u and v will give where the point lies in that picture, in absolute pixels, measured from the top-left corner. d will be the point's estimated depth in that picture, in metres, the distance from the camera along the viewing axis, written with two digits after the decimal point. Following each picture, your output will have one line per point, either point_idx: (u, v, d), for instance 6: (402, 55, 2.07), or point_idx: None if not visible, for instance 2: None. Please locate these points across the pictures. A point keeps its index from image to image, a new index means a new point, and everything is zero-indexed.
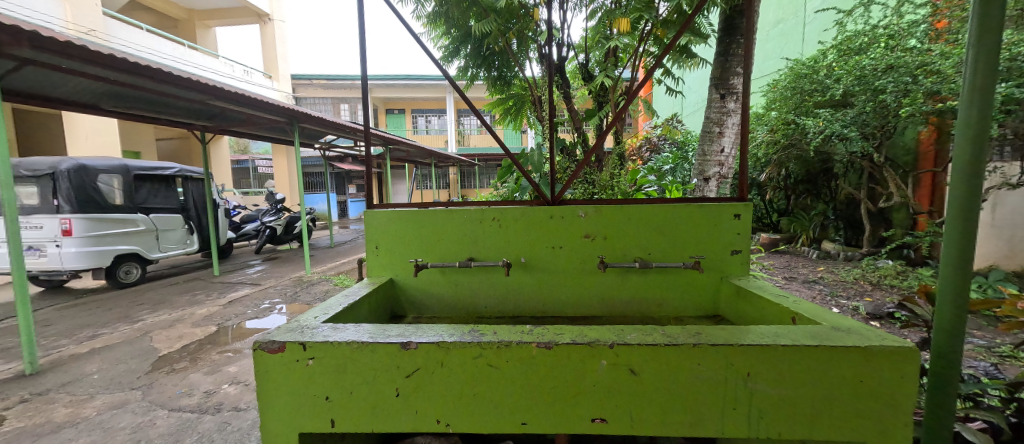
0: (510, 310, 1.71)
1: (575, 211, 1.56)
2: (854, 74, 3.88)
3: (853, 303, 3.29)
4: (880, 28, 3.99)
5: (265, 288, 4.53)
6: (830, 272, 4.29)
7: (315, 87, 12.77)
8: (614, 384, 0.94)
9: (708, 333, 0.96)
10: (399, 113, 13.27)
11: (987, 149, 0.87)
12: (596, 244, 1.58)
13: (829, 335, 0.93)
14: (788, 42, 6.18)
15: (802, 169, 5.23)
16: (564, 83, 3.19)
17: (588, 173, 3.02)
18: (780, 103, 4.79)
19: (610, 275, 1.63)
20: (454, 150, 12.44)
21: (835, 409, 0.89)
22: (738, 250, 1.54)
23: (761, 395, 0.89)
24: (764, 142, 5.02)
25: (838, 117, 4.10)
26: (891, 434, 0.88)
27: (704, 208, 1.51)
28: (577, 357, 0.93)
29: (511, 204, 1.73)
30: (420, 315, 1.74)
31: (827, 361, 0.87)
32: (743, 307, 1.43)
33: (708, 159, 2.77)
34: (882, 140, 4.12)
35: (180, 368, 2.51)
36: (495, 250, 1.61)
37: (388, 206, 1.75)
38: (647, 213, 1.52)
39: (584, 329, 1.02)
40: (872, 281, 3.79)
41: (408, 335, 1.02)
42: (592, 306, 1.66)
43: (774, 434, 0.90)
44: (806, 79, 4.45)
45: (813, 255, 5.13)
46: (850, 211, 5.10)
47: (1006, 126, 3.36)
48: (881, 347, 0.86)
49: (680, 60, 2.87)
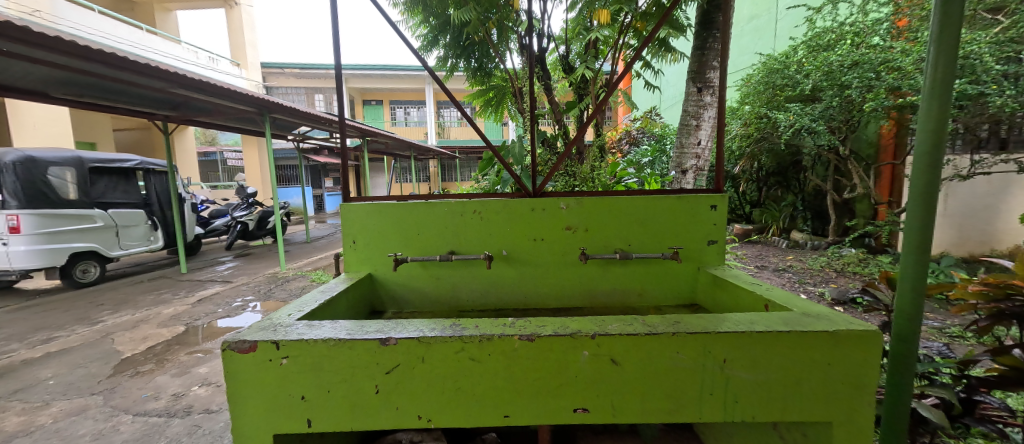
0: (493, 303, 1.69)
1: (556, 203, 1.55)
2: (822, 70, 4.00)
3: (819, 289, 3.47)
4: (847, 25, 4.13)
5: (237, 285, 4.35)
6: (799, 261, 4.48)
7: (287, 76, 12.21)
8: (595, 373, 0.95)
9: (687, 321, 0.99)
10: (377, 105, 12.90)
11: (945, 142, 0.92)
12: (579, 236, 1.58)
13: (800, 320, 0.96)
14: (761, 37, 6.36)
15: (773, 161, 5.44)
16: (545, 74, 3.08)
17: (569, 166, 2.96)
18: (753, 97, 4.92)
19: (591, 266, 1.63)
20: (434, 143, 12.18)
21: (806, 390, 0.92)
22: (716, 240, 1.57)
23: (737, 380, 0.93)
24: (737, 136, 5.22)
25: (807, 112, 4.24)
26: (857, 414, 0.92)
27: (684, 200, 1.53)
28: (558, 349, 0.94)
29: (492, 195, 1.71)
30: (400, 310, 1.70)
31: (795, 346, 0.91)
32: (720, 296, 1.47)
33: (686, 152, 2.82)
34: (848, 134, 4.30)
35: (145, 371, 2.38)
36: (477, 242, 1.59)
37: (366, 199, 1.68)
38: (628, 204, 1.54)
39: (567, 320, 1.02)
40: (836, 268, 4.00)
41: (388, 330, 1.00)
42: (574, 297, 1.67)
43: (749, 416, 0.94)
44: (778, 74, 4.54)
45: (782, 244, 5.34)
46: (817, 203, 5.32)
47: (959, 121, 3.55)
48: (848, 331, 0.90)
49: (659, 53, 2.89)
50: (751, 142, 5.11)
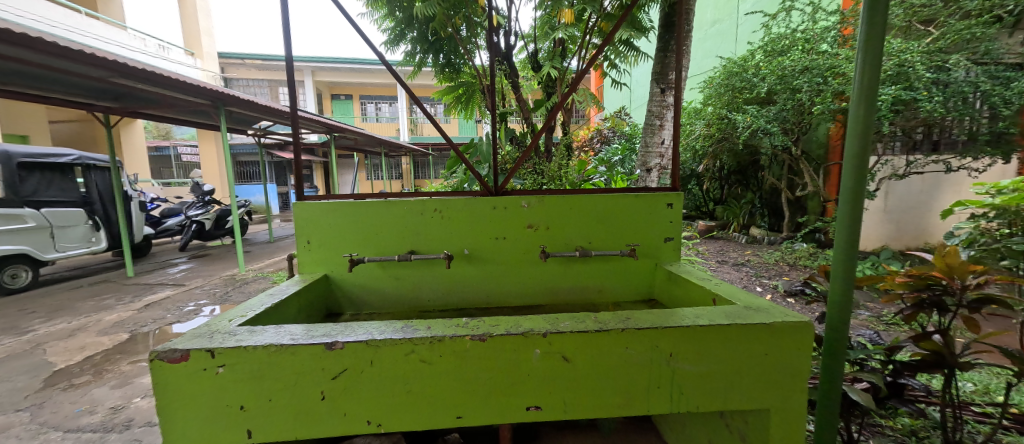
0: (455, 303, 1.67)
1: (518, 201, 1.55)
2: (777, 74, 4.21)
3: (773, 282, 3.67)
4: (799, 32, 4.36)
5: (190, 289, 4.09)
6: (756, 255, 4.72)
7: (249, 68, 11.58)
8: (548, 371, 0.95)
9: (637, 317, 1.01)
10: (347, 99, 12.42)
11: (870, 144, 0.98)
12: (540, 234, 1.58)
13: (741, 313, 1.01)
14: (723, 41, 6.62)
15: (734, 161, 5.68)
16: (512, 71, 3.05)
17: (537, 164, 2.95)
18: (715, 99, 5.12)
19: (552, 264, 1.64)
20: (407, 139, 11.91)
21: (747, 379, 0.97)
22: (672, 237, 1.62)
23: (683, 372, 0.96)
24: (701, 135, 5.40)
25: (763, 114, 4.45)
26: (790, 400, 0.98)
27: (641, 198, 1.57)
28: (511, 348, 0.94)
29: (454, 194, 1.68)
30: (359, 312, 1.66)
31: (736, 338, 0.95)
32: (675, 291, 1.51)
33: (650, 151, 2.90)
34: (800, 135, 4.54)
35: (80, 383, 2.20)
36: (437, 241, 1.56)
37: (320, 197, 1.61)
38: (588, 202, 1.56)
39: (520, 319, 1.02)
40: (789, 262, 4.24)
41: (335, 334, 0.96)
42: (537, 296, 1.67)
43: (694, 407, 0.97)
44: (737, 77, 4.75)
45: (742, 239, 5.60)
46: (773, 200, 5.62)
47: (896, 124, 3.79)
48: (784, 323, 0.95)
49: (623, 54, 2.94)
50: (713, 142, 5.32)
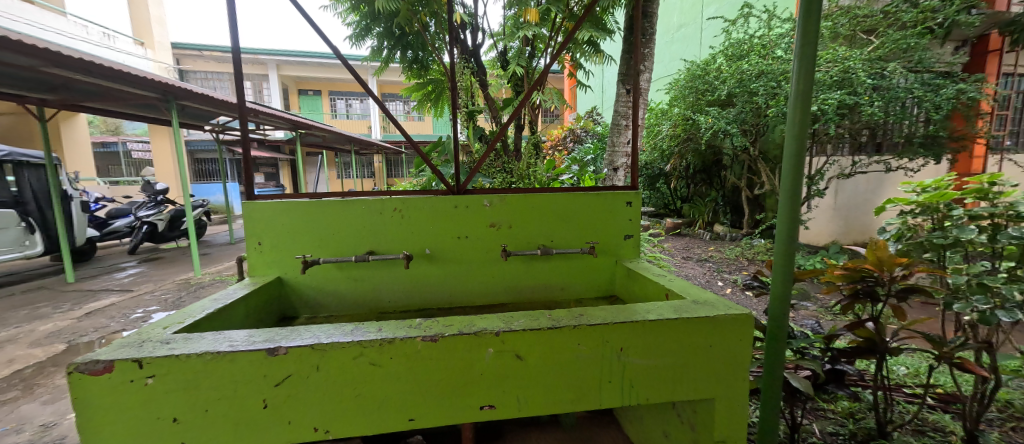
0: (417, 303, 1.64)
1: (480, 200, 1.54)
2: (736, 78, 4.41)
3: (733, 277, 3.85)
4: (757, 38, 4.58)
5: (139, 294, 3.83)
6: (718, 251, 4.93)
7: (208, 60, 10.96)
8: (500, 370, 0.95)
9: (589, 314, 1.02)
10: (315, 95, 11.94)
11: (805, 145, 1.04)
12: (502, 233, 1.58)
13: (689, 308, 1.05)
14: (688, 45, 6.86)
15: (699, 160, 5.91)
16: (480, 69, 3.04)
17: (506, 163, 2.95)
18: (680, 100, 5.30)
19: (515, 262, 1.65)
20: (379, 137, 11.63)
21: (692, 371, 1.00)
22: (631, 235, 1.67)
23: (633, 366, 0.98)
24: (668, 136, 5.57)
25: (724, 115, 4.64)
26: (733, 388, 1.03)
27: (601, 196, 1.60)
28: (463, 348, 0.93)
29: (415, 192, 1.66)
30: (315, 315, 1.60)
31: (681, 332, 0.98)
32: (633, 287, 1.55)
33: (617, 150, 2.96)
34: (756, 137, 4.76)
35: (6, 400, 2.01)
36: (397, 241, 1.53)
37: (273, 196, 1.54)
38: (549, 200, 1.57)
39: (474, 319, 1.01)
40: (748, 257, 4.46)
41: (279, 339, 0.92)
42: (500, 295, 1.68)
43: (644, 400, 1.00)
44: (700, 80, 4.94)
45: (706, 236, 5.84)
46: (735, 198, 5.88)
47: (843, 126, 4.04)
48: (726, 316, 0.99)
49: (589, 55, 2.98)
50: (679, 142, 5.50)
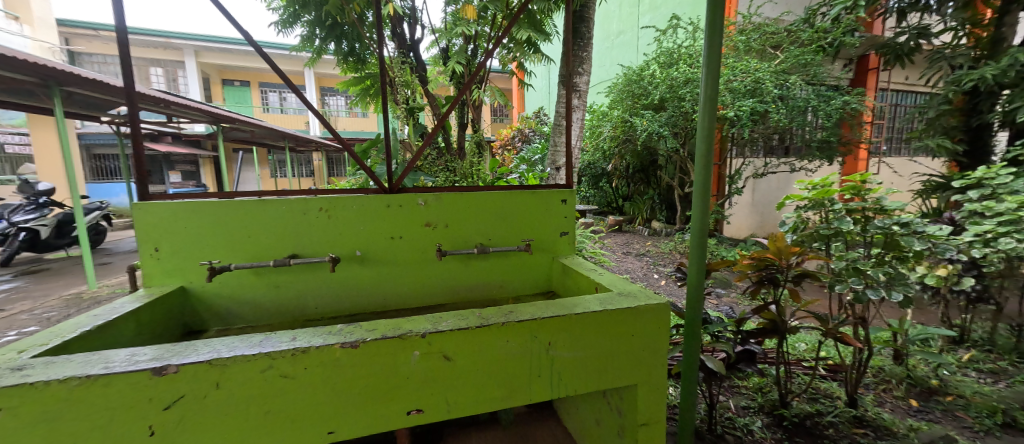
0: (348, 308, 1.56)
1: (414, 198, 1.50)
2: (667, 84, 4.77)
3: (666, 269, 4.15)
4: (684, 48, 4.99)
5: (12, 314, 3.22)
6: (655, 246, 5.28)
7: (107, 41, 9.52)
8: (427, 372, 0.93)
9: (518, 310, 1.03)
10: (242, 86, 10.86)
11: (712, 145, 1.14)
12: (438, 232, 1.56)
13: (613, 299, 1.10)
14: (626, 51, 7.27)
15: (637, 161, 6.29)
16: (419, 65, 2.97)
17: (449, 162, 2.89)
18: (619, 103, 5.59)
19: (452, 262, 1.63)
20: (319, 134, 10.90)
21: (616, 359, 1.05)
22: (566, 231, 1.74)
23: (560, 359, 1.01)
24: (609, 137, 5.86)
25: (657, 119, 4.98)
26: (652, 373, 1.09)
27: (537, 194, 1.64)
28: (386, 352, 0.89)
29: (345, 191, 1.57)
30: (230, 326, 1.46)
31: (604, 323, 1.02)
32: (567, 282, 1.61)
33: (558, 150, 3.05)
34: (686, 139, 5.17)
35: None
36: (324, 243, 1.44)
37: (174, 196, 1.38)
38: (486, 199, 1.57)
39: (399, 322, 0.97)
40: (680, 251, 4.83)
41: (169, 357, 0.81)
42: (438, 295, 1.65)
43: (571, 391, 1.03)
44: (636, 84, 5.25)
45: (645, 232, 6.23)
46: (669, 196, 6.34)
47: (756, 131, 4.53)
48: (645, 305, 1.05)
49: (529, 56, 3.04)
50: (619, 143, 5.80)
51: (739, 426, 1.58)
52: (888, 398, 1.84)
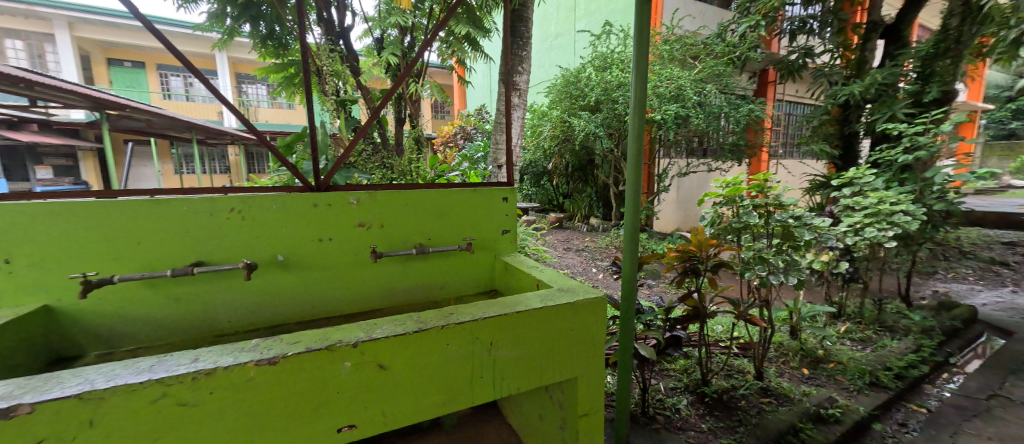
0: (270, 319, 1.42)
1: (345, 197, 1.41)
2: (602, 87, 5.06)
3: (603, 263, 4.40)
4: (616, 53, 5.32)
5: None
6: (593, 241, 5.56)
7: None
8: (360, 385, 0.86)
9: (458, 312, 1.01)
10: (135, 68, 9.25)
11: (641, 146, 1.22)
12: (373, 233, 1.48)
13: (553, 296, 1.12)
14: (563, 53, 7.54)
15: (575, 160, 6.55)
16: (351, 55, 2.80)
17: (386, 158, 2.73)
18: (558, 103, 5.79)
19: (389, 264, 1.56)
20: (235, 125, 9.73)
21: (556, 355, 1.07)
22: (507, 229, 1.75)
23: (502, 359, 1.00)
24: (549, 136, 6.05)
25: (593, 119, 5.24)
26: (591, 366, 1.13)
27: (478, 192, 1.63)
28: (311, 366, 0.80)
29: (265, 190, 1.43)
30: (117, 349, 1.25)
31: (545, 319, 1.03)
32: (510, 280, 1.62)
33: (500, 148, 3.07)
34: (619, 140, 5.51)
35: None
36: (238, 248, 1.30)
37: (35, 195, 1.13)
38: (424, 197, 1.52)
39: (328, 332, 0.89)
40: (615, 246, 5.14)
41: (15, 394, 0.64)
42: (374, 299, 1.56)
43: (512, 390, 1.03)
44: (574, 86, 5.48)
45: (583, 228, 6.53)
46: (605, 194, 6.72)
47: (679, 133, 4.98)
48: (583, 300, 1.09)
49: (468, 51, 3.01)
50: (558, 142, 6.02)
51: (668, 406, 1.72)
52: (786, 369, 2.14)
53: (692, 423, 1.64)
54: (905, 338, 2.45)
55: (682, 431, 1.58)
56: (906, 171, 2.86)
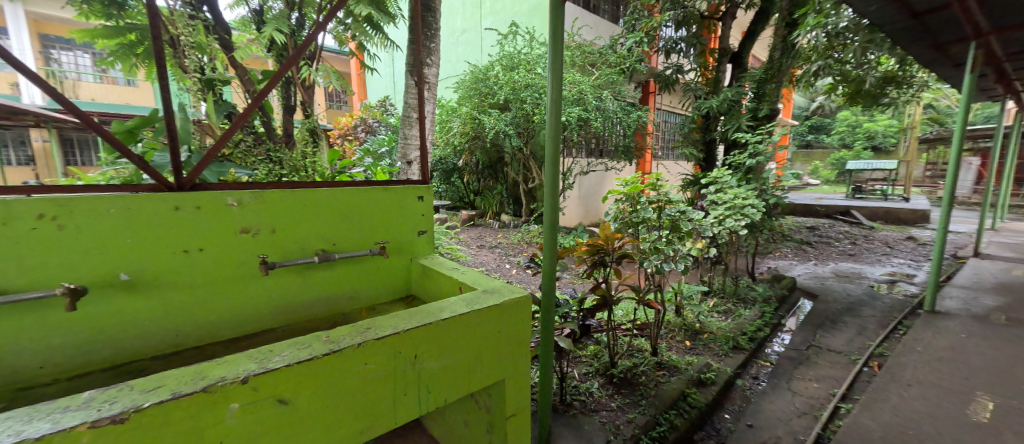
0: (114, 356, 1.10)
1: (220, 197, 1.17)
2: (510, 86, 5.19)
3: (516, 259, 4.55)
4: (522, 54, 5.51)
5: None
6: (505, 238, 5.70)
7: None
8: (255, 426, 0.71)
9: (377, 325, 0.91)
10: None
11: (557, 148, 1.27)
12: (262, 240, 1.26)
13: (479, 298, 1.09)
14: (470, 49, 7.51)
15: (485, 158, 6.58)
16: (222, 27, 2.34)
17: (272, 151, 2.35)
18: (467, 100, 5.75)
19: (285, 274, 1.35)
20: (34, 102, 7.27)
21: (482, 359, 1.05)
22: (423, 230, 1.67)
23: (427, 371, 0.94)
24: (458, 133, 5.96)
25: (502, 118, 5.34)
26: (517, 365, 1.14)
27: (391, 191, 1.51)
28: (184, 415, 0.63)
29: (99, 190, 1.09)
30: None
31: (471, 323, 1.00)
32: (428, 284, 1.55)
33: (409, 143, 2.91)
34: (528, 139, 5.74)
35: None
36: (58, 267, 0.98)
37: None
38: (326, 197, 1.36)
39: (207, 367, 0.71)
40: (527, 241, 5.36)
41: None
42: (265, 317, 1.34)
43: (439, 402, 0.98)
44: (483, 83, 5.51)
45: (495, 225, 6.63)
46: (515, 191, 6.94)
47: (581, 135, 5.41)
48: (510, 300, 1.09)
49: (371, 37, 2.77)
50: (468, 139, 5.99)
51: (583, 391, 1.86)
52: (674, 343, 2.50)
53: (603, 403, 1.79)
54: (754, 308, 3.08)
55: (595, 413, 1.72)
56: (750, 172, 3.58)
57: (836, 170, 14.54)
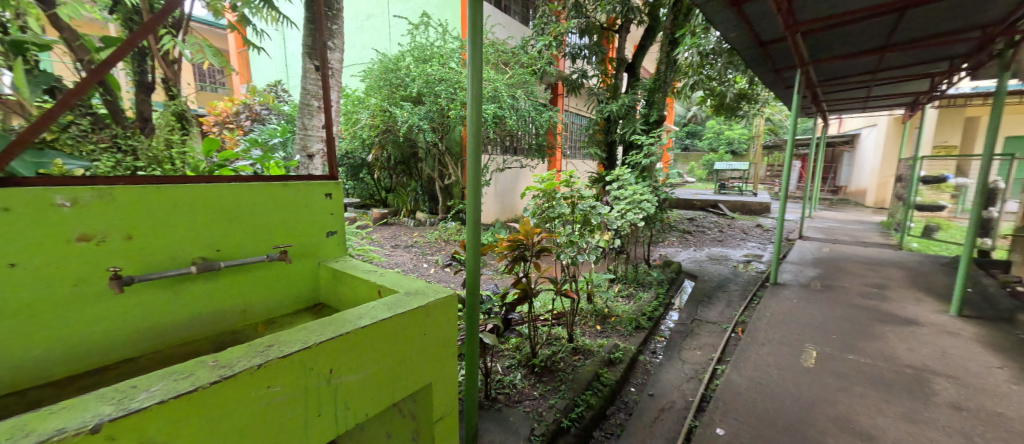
0: None
1: (44, 195, 0.89)
2: (423, 79, 5.01)
3: (434, 258, 4.44)
4: (435, 46, 5.35)
5: None
6: (422, 236, 5.51)
7: None
8: None
9: (282, 340, 0.81)
10: None
11: (479, 144, 1.27)
12: (114, 249, 1.01)
13: (401, 301, 1.04)
14: (377, 36, 7.02)
15: (398, 152, 6.23)
16: None
17: (120, 136, 1.88)
18: (376, 90, 5.38)
19: (151, 290, 1.10)
20: None
21: (407, 364, 1.01)
22: (332, 231, 1.53)
23: (345, 385, 0.86)
24: (367, 125, 5.55)
25: (416, 111, 5.12)
26: (443, 366, 1.12)
27: (292, 187, 1.35)
28: None
29: None
30: None
31: (394, 328, 0.95)
32: (339, 289, 1.42)
33: (310, 134, 2.63)
34: (443, 134, 5.62)
35: None
36: None
37: None
38: (207, 195, 1.15)
39: (38, 418, 0.54)
40: (445, 239, 5.27)
41: None
42: (121, 345, 1.08)
43: (359, 416, 0.91)
44: (393, 74, 5.22)
45: (410, 223, 6.35)
46: (431, 188, 6.74)
47: (496, 132, 5.51)
48: (435, 301, 1.06)
49: (257, 8, 2.40)
50: (378, 132, 5.61)
51: (507, 385, 1.92)
52: (587, 328, 2.73)
53: (526, 393, 1.87)
54: (651, 290, 3.54)
55: (519, 403, 1.79)
56: (645, 170, 4.07)
57: (706, 170, 17.41)
